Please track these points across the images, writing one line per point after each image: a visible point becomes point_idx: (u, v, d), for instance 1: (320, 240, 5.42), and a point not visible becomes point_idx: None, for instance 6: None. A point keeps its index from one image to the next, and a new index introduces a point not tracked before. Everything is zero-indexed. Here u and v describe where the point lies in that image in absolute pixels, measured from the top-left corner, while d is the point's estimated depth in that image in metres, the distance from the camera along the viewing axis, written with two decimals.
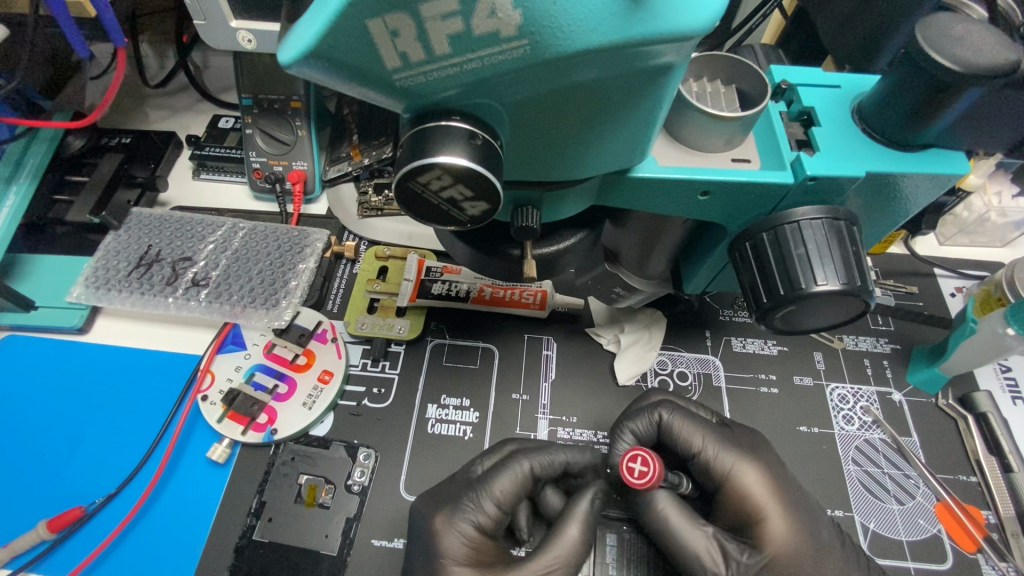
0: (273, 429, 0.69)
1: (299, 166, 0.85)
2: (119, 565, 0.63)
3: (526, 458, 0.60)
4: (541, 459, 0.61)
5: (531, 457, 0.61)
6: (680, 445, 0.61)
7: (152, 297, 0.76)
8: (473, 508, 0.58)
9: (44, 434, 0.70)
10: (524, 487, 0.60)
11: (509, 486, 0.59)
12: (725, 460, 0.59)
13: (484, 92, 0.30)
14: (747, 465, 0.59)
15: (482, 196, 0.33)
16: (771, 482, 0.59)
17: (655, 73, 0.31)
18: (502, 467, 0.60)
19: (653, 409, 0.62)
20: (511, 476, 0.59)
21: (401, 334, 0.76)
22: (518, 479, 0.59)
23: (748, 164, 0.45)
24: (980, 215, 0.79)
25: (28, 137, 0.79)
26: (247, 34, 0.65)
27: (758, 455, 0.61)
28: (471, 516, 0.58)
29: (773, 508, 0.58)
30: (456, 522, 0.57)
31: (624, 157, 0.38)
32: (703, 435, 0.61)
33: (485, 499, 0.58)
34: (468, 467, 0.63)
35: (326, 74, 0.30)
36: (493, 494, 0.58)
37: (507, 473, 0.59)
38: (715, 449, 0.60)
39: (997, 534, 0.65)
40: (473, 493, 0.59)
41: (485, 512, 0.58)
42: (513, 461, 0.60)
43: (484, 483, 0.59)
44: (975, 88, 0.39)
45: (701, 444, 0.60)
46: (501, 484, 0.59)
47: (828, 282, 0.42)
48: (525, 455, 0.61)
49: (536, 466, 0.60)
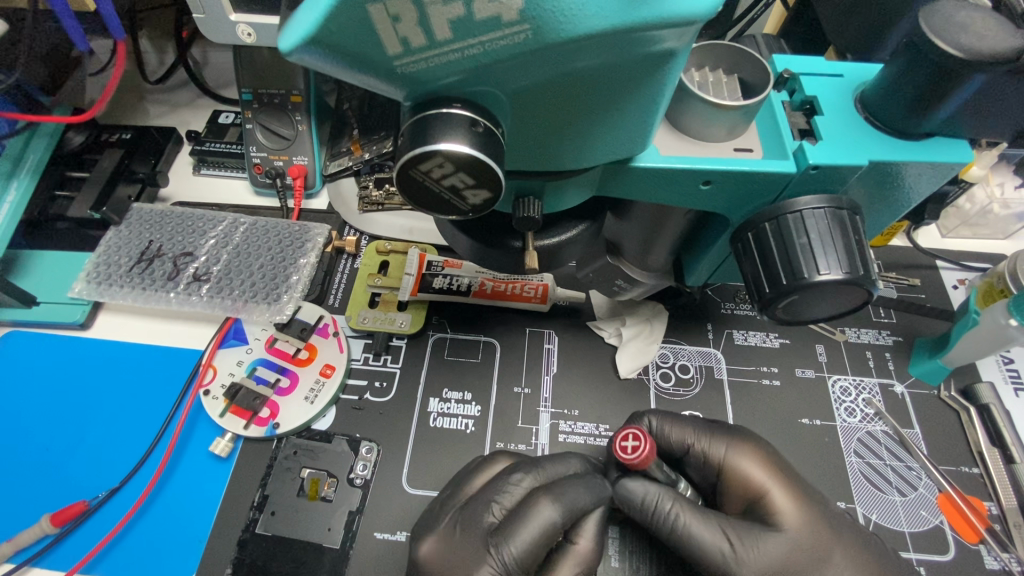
0: (275, 423, 0.69)
1: (300, 161, 0.85)
2: (124, 559, 0.63)
3: (550, 505, 0.56)
4: (566, 504, 0.56)
5: (555, 503, 0.56)
6: (671, 443, 0.62)
7: (153, 292, 0.76)
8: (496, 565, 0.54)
9: (48, 428, 0.71)
10: (549, 539, 0.56)
11: (535, 539, 0.55)
12: (717, 448, 0.60)
13: (486, 79, 0.30)
14: (741, 448, 0.60)
15: (484, 183, 0.33)
16: (771, 462, 0.59)
17: (658, 60, 0.31)
18: (526, 518, 0.56)
19: (640, 418, 0.64)
20: (535, 527, 0.55)
21: (403, 328, 0.76)
22: (544, 532, 0.55)
23: (751, 153, 0.45)
24: (983, 206, 0.79)
25: (29, 132, 0.78)
26: (247, 28, 0.65)
27: (754, 438, 0.61)
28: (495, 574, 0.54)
29: (776, 488, 0.58)
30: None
31: (626, 145, 0.38)
32: (692, 430, 0.62)
33: (509, 557, 0.54)
34: (481, 511, 0.59)
35: (327, 61, 0.29)
36: (517, 551, 0.54)
37: (529, 526, 0.55)
38: (706, 440, 0.61)
39: (999, 525, 0.65)
40: (494, 549, 0.55)
41: (509, 568, 0.54)
42: (538, 508, 0.56)
43: (507, 537, 0.55)
44: (978, 74, 0.39)
45: (691, 439, 0.62)
46: (526, 536, 0.55)
47: (831, 271, 0.42)
48: (550, 502, 0.56)
49: (563, 514, 0.56)
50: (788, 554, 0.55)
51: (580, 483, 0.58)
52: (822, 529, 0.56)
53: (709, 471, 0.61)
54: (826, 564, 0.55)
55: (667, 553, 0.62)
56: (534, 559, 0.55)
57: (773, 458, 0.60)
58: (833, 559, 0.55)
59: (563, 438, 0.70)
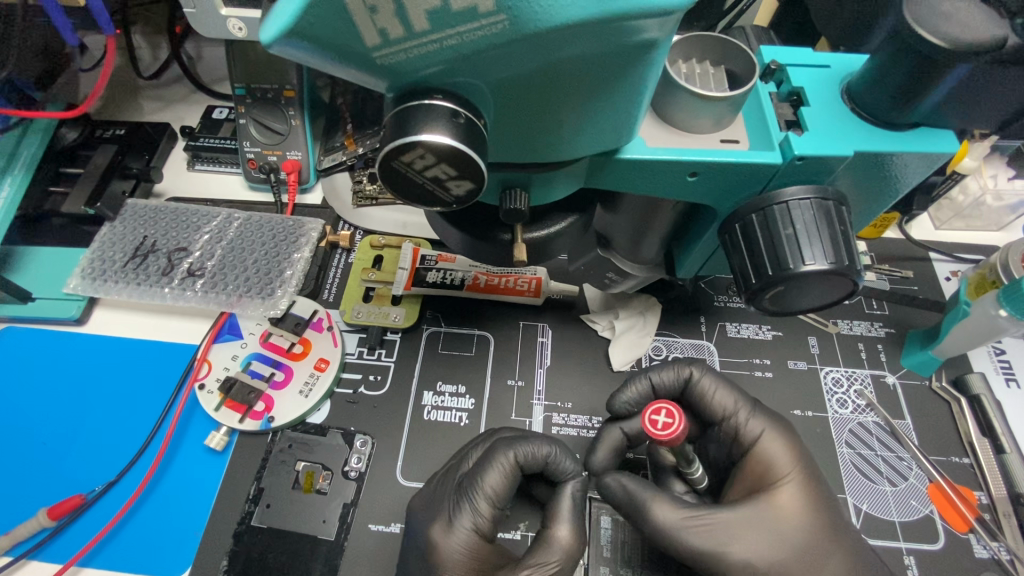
0: (270, 417, 0.70)
1: (294, 156, 0.85)
2: (120, 551, 0.64)
3: (509, 448, 0.59)
4: (525, 450, 0.59)
5: (515, 447, 0.59)
6: (712, 405, 0.63)
7: (148, 288, 0.76)
8: (468, 509, 0.57)
9: (44, 423, 0.71)
10: (514, 480, 0.59)
11: (500, 479, 0.58)
12: (755, 426, 0.61)
13: (467, 70, 0.31)
14: (776, 434, 0.60)
15: (466, 174, 0.33)
16: (799, 454, 0.59)
17: (639, 49, 0.31)
18: (489, 462, 0.59)
19: (685, 365, 0.65)
20: (499, 469, 0.58)
21: (397, 322, 0.76)
22: (506, 472, 0.58)
23: (737, 145, 0.45)
24: (976, 198, 0.79)
25: (22, 127, 0.79)
26: (238, 22, 0.65)
27: (787, 429, 0.61)
28: (470, 517, 0.57)
29: (793, 484, 0.58)
30: (455, 528, 0.56)
31: (610, 136, 0.38)
32: (736, 400, 0.62)
33: (479, 498, 0.57)
34: (459, 464, 0.62)
35: (308, 53, 0.30)
36: (483, 491, 0.58)
37: (492, 467, 0.58)
38: (748, 412, 0.61)
39: (989, 514, 0.66)
40: (466, 496, 0.58)
41: (480, 508, 0.57)
42: (497, 452, 0.59)
43: (475, 482, 0.58)
44: (962, 64, 0.39)
45: (732, 408, 0.62)
46: (491, 479, 0.58)
47: (816, 261, 0.42)
48: (510, 445, 0.59)
49: (522, 454, 0.59)
50: (777, 551, 0.55)
51: (543, 435, 0.61)
52: (816, 524, 0.57)
53: (731, 444, 0.62)
54: (810, 553, 0.56)
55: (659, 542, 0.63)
56: (503, 500, 0.58)
57: (800, 452, 0.60)
58: (819, 548, 0.56)
59: (556, 431, 0.71)
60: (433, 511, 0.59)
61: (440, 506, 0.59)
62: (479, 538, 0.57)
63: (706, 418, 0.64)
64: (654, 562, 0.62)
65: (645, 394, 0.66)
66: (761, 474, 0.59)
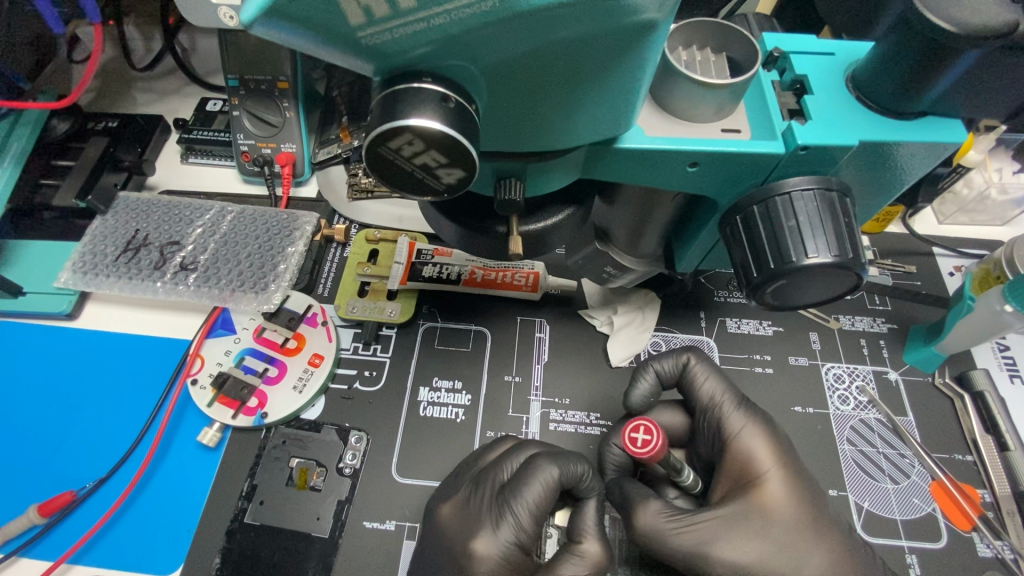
0: (263, 413, 0.69)
1: (288, 148, 0.84)
2: (111, 549, 0.63)
3: (552, 464, 0.57)
4: (566, 466, 0.57)
5: (558, 462, 0.57)
6: (699, 392, 0.62)
7: (140, 282, 0.75)
8: (511, 523, 0.55)
9: (35, 419, 0.70)
10: (555, 496, 0.57)
11: (542, 494, 0.56)
12: (736, 421, 0.60)
13: (457, 52, 0.29)
14: (757, 431, 0.59)
15: (457, 162, 0.32)
16: (779, 448, 0.58)
17: (636, 32, 0.30)
18: (529, 475, 0.56)
19: (682, 351, 0.64)
20: (541, 483, 0.56)
21: (392, 317, 0.75)
22: (550, 487, 0.56)
23: (738, 134, 0.44)
24: (981, 191, 0.78)
25: (12, 119, 0.78)
26: (229, 10, 0.64)
27: (767, 424, 0.60)
28: (512, 531, 0.55)
29: (774, 478, 0.57)
30: (498, 540, 0.54)
31: (607, 123, 0.37)
32: (724, 390, 0.62)
33: (522, 512, 0.55)
34: (493, 471, 0.59)
35: (291, 34, 0.28)
36: (526, 506, 0.55)
37: (536, 482, 0.56)
38: (732, 407, 0.60)
39: (992, 512, 0.65)
40: (508, 508, 0.55)
41: (523, 525, 0.55)
42: (539, 467, 0.56)
43: (516, 495, 0.55)
44: (971, 49, 0.38)
45: (722, 400, 0.61)
46: (533, 494, 0.55)
47: (819, 254, 0.41)
48: (550, 459, 0.57)
49: (565, 471, 0.57)
50: (755, 554, 0.54)
51: (575, 452, 0.59)
52: (804, 525, 0.55)
53: (713, 439, 0.61)
54: (811, 555, 0.54)
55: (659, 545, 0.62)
56: (543, 514, 0.56)
57: (778, 445, 0.59)
58: (822, 547, 0.55)
59: (553, 427, 0.70)
60: (471, 526, 0.56)
61: (479, 517, 0.56)
62: (521, 551, 0.55)
63: (695, 411, 0.63)
64: (650, 562, 0.61)
65: (653, 386, 0.64)
66: (741, 475, 0.58)
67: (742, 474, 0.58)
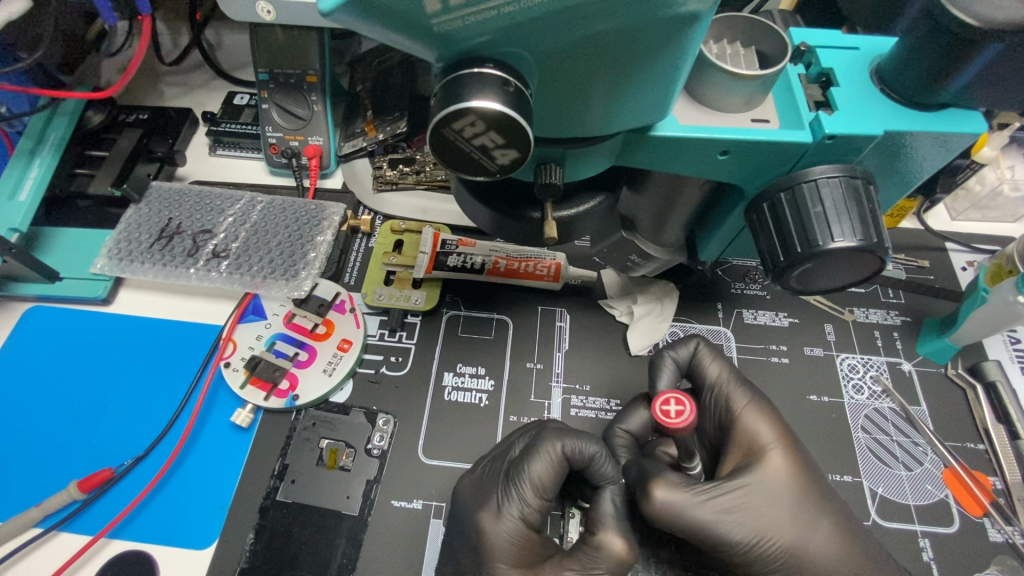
0: (295, 395, 0.71)
1: (315, 141, 0.86)
2: (148, 525, 0.65)
3: (557, 439, 0.60)
4: (572, 442, 0.60)
5: (566, 438, 0.60)
6: (707, 373, 0.64)
7: (174, 268, 0.78)
8: (517, 497, 0.58)
9: (73, 401, 0.73)
10: (560, 472, 0.59)
11: (547, 470, 0.59)
12: (740, 400, 0.61)
13: (517, 39, 0.31)
14: (759, 409, 0.61)
15: (513, 143, 0.34)
16: (782, 427, 0.60)
17: (682, 23, 0.32)
18: (536, 452, 0.59)
19: (691, 339, 0.66)
20: (546, 458, 0.59)
21: (418, 305, 0.77)
22: (554, 462, 0.59)
23: (768, 124, 0.46)
24: (993, 188, 0.80)
25: (51, 109, 0.81)
26: (266, 5, 0.67)
27: (766, 403, 0.62)
28: (517, 505, 0.58)
29: (777, 451, 0.58)
30: (504, 516, 0.58)
31: (647, 111, 0.39)
32: (730, 371, 0.64)
33: (526, 487, 0.58)
34: (507, 450, 0.63)
35: (367, 21, 0.31)
36: (532, 481, 0.58)
37: (540, 457, 0.59)
38: (735, 385, 0.63)
39: (1004, 499, 0.67)
40: (513, 484, 0.59)
41: (529, 497, 0.58)
42: (544, 441, 0.60)
43: (521, 471, 0.59)
44: (994, 43, 0.40)
45: (727, 383, 0.63)
46: (539, 469, 0.59)
47: (844, 238, 0.43)
48: (558, 436, 0.60)
49: (571, 448, 0.60)
50: (765, 525, 0.55)
51: (590, 435, 0.62)
52: (810, 486, 0.58)
53: (717, 421, 0.63)
54: (818, 526, 0.56)
55: None
56: (549, 490, 0.59)
57: (779, 423, 0.60)
58: (826, 524, 0.57)
59: (574, 413, 0.72)
60: (482, 498, 0.60)
61: (490, 491, 0.60)
62: (527, 528, 0.58)
63: (702, 396, 0.64)
64: (668, 540, 0.64)
65: (672, 376, 0.65)
66: (747, 451, 0.59)
67: (748, 451, 0.59)
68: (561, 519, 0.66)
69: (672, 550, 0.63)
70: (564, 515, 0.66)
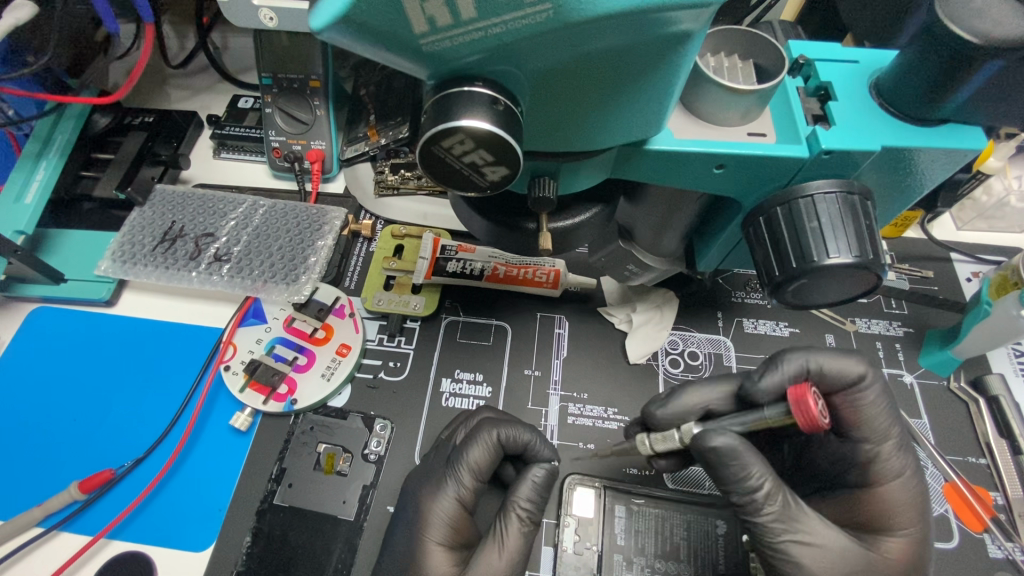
0: (293, 399, 0.71)
1: (318, 145, 0.87)
2: (146, 527, 0.66)
3: (492, 427, 0.61)
4: (507, 431, 0.61)
5: (501, 425, 0.61)
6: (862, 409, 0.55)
7: (176, 272, 0.78)
8: (453, 481, 0.60)
9: (74, 401, 0.73)
10: (496, 458, 0.61)
11: (484, 456, 0.60)
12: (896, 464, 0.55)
13: (507, 59, 0.32)
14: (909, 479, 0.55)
15: (502, 160, 0.35)
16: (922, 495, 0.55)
17: (675, 41, 0.32)
18: (472, 438, 0.61)
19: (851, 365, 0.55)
20: (482, 445, 0.60)
21: (417, 310, 0.77)
22: (489, 447, 0.60)
23: (764, 138, 0.45)
24: (1000, 198, 0.78)
25: (57, 114, 0.82)
26: (269, 12, 0.67)
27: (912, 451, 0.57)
28: (454, 488, 0.60)
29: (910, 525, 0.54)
30: (442, 492, 0.59)
31: (641, 127, 0.39)
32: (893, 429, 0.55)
33: (462, 471, 0.60)
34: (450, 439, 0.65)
35: (356, 40, 0.31)
36: (468, 465, 0.60)
37: (477, 442, 0.60)
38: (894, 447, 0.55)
39: (1005, 515, 0.66)
40: (451, 467, 0.60)
41: (466, 481, 0.60)
42: (482, 430, 0.61)
43: (458, 455, 0.60)
44: (993, 60, 0.39)
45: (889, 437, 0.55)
46: (475, 454, 0.60)
47: (840, 254, 0.42)
48: (494, 424, 0.61)
49: (506, 435, 0.61)
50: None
51: (526, 423, 0.63)
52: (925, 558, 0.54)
53: (849, 458, 0.57)
54: None
55: (674, 531, 0.64)
56: (483, 474, 0.60)
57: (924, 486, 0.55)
58: None
59: (572, 421, 0.72)
60: (427, 477, 0.62)
61: (434, 470, 0.62)
62: (461, 508, 0.59)
63: (838, 427, 0.57)
64: (667, 551, 0.63)
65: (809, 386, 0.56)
66: (867, 507, 0.55)
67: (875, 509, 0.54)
68: (556, 528, 0.65)
69: (669, 562, 0.63)
70: (559, 524, 0.65)
